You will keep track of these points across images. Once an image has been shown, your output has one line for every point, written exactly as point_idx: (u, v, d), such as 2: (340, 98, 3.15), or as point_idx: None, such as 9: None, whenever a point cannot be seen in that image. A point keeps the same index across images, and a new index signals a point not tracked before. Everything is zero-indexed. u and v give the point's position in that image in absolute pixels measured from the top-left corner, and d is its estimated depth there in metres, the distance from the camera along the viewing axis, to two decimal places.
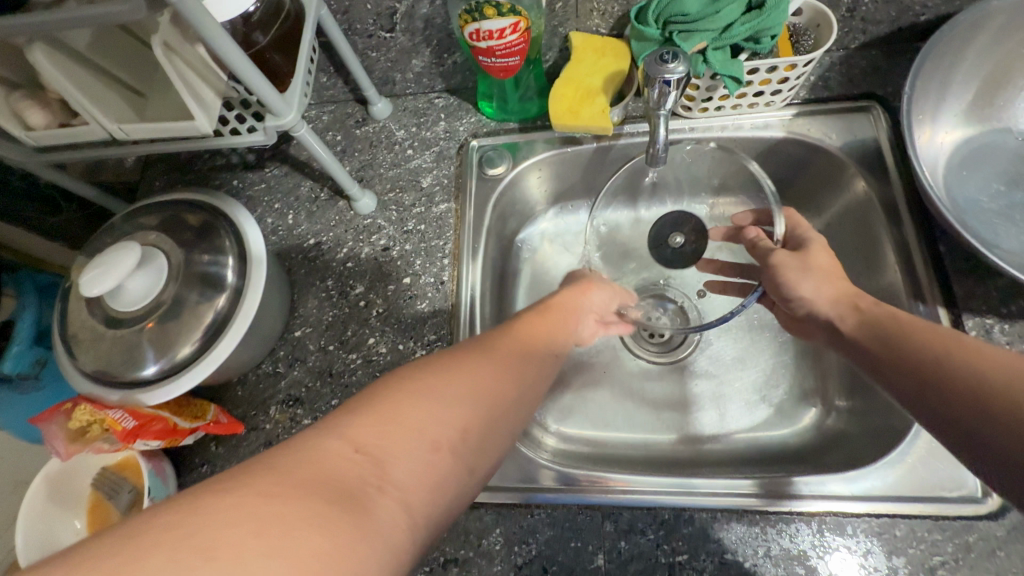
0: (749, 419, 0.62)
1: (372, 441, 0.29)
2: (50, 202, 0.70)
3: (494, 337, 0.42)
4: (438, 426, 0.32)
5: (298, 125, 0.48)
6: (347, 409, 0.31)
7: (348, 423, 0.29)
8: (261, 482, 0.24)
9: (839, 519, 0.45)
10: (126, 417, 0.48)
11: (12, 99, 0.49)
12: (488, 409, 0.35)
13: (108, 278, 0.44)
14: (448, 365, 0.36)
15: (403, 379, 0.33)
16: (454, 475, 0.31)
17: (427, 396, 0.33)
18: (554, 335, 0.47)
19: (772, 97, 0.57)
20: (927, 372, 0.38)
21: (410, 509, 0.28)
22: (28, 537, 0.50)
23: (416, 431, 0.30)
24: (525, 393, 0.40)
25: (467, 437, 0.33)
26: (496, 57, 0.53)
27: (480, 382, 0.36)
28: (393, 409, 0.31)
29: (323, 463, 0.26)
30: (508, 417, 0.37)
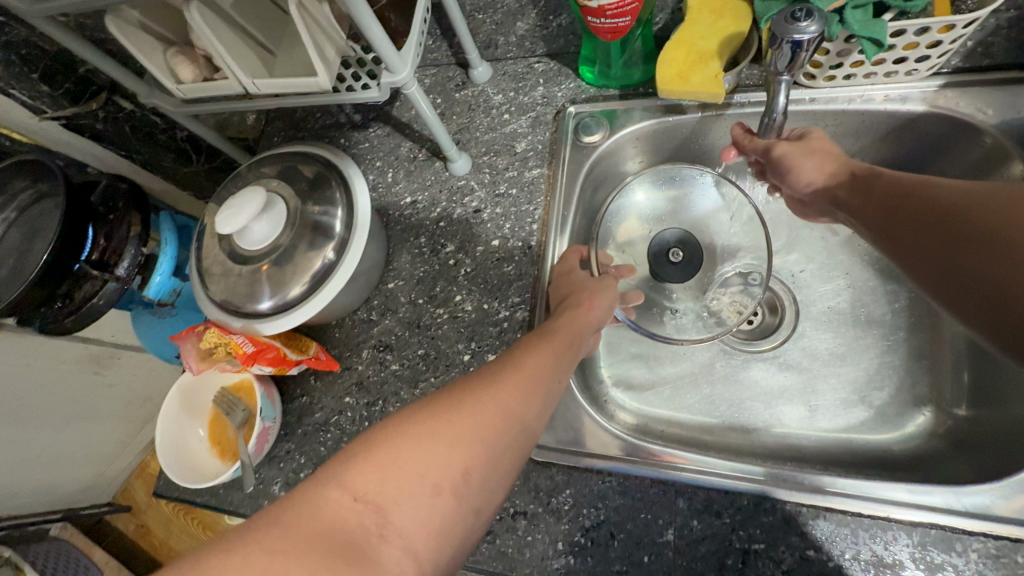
0: (844, 419, 0.58)
1: (372, 490, 0.32)
2: (184, 153, 0.77)
3: (498, 366, 0.43)
4: (436, 469, 0.34)
5: (410, 83, 0.50)
6: (350, 457, 0.34)
7: (350, 475, 0.33)
8: (260, 540, 0.29)
9: (946, 534, 0.41)
10: (246, 343, 0.54)
11: (167, 54, 0.55)
12: (489, 447, 0.37)
13: (240, 218, 0.50)
14: (448, 406, 0.37)
15: (405, 424, 0.36)
16: (456, 517, 0.34)
17: (423, 440, 0.35)
18: (565, 359, 0.46)
19: (917, 64, 0.51)
20: (984, 214, 0.38)
21: (413, 553, 0.31)
22: (165, 438, 0.58)
23: (415, 478, 0.33)
24: (532, 426, 0.40)
25: (466, 477, 0.35)
26: (606, 17, 0.52)
27: (480, 420, 0.37)
28: (392, 457, 0.34)
29: (324, 518, 0.30)
30: (511, 452, 0.38)
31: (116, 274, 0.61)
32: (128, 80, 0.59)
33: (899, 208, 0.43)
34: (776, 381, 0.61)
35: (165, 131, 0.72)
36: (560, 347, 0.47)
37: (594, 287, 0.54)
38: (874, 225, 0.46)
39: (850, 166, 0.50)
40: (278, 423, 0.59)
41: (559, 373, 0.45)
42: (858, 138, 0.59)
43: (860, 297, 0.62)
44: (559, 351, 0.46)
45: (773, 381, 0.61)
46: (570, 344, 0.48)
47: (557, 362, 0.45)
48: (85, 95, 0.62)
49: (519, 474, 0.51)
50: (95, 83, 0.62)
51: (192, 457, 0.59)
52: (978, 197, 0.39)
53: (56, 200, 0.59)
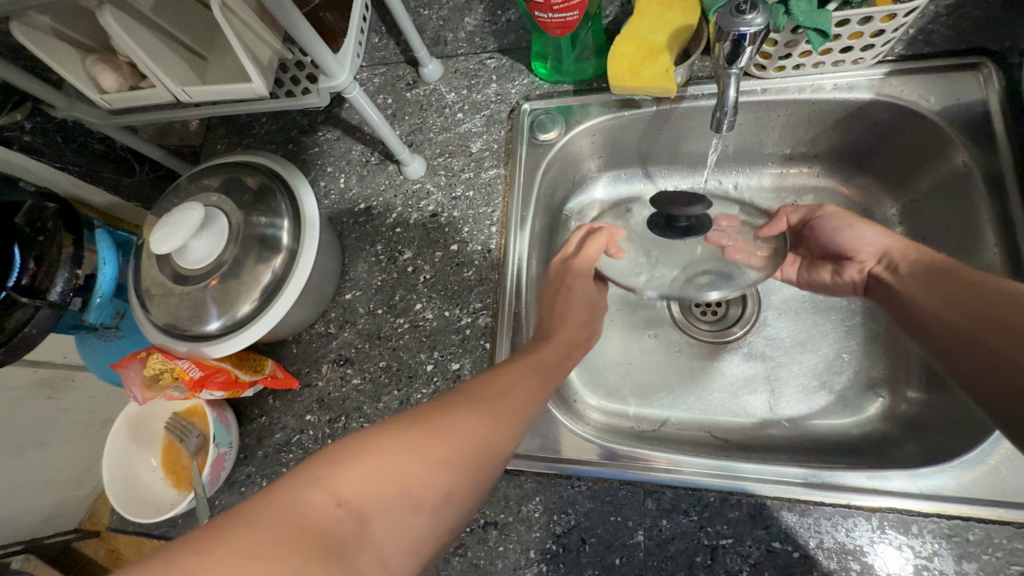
0: (806, 405, 0.59)
1: (356, 497, 0.31)
2: (125, 163, 0.72)
3: (483, 382, 0.43)
4: (422, 483, 0.33)
5: (351, 86, 0.47)
6: (335, 460, 0.32)
7: (335, 477, 0.31)
8: (234, 538, 0.26)
9: (903, 517, 0.42)
10: (193, 367, 0.51)
11: (87, 62, 0.51)
12: (471, 466, 0.36)
13: (176, 236, 0.47)
14: (437, 421, 0.37)
15: (391, 433, 0.35)
16: (429, 535, 0.33)
17: (412, 450, 0.34)
18: (547, 382, 0.47)
19: (862, 53, 0.51)
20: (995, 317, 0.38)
21: (387, 569, 0.29)
22: (111, 474, 0.55)
23: (400, 489, 0.32)
24: (511, 446, 0.40)
25: (448, 497, 0.34)
26: (553, 12, 0.50)
27: (466, 438, 0.37)
28: (380, 464, 0.33)
29: (307, 518, 0.28)
30: (489, 474, 0.38)
31: (48, 299, 0.57)
32: (45, 91, 0.54)
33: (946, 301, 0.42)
34: (741, 371, 0.62)
35: (100, 140, 0.68)
36: (546, 367, 0.48)
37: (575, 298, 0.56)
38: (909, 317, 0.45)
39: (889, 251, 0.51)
40: (236, 447, 0.56)
41: (542, 394, 0.45)
42: (810, 127, 0.60)
43: None
44: (543, 374, 0.47)
45: (738, 372, 0.62)
46: (556, 368, 0.49)
47: (542, 385, 0.46)
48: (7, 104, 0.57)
49: (488, 484, 0.50)
50: (17, 91, 0.57)
51: (144, 489, 0.56)
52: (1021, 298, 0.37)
53: None
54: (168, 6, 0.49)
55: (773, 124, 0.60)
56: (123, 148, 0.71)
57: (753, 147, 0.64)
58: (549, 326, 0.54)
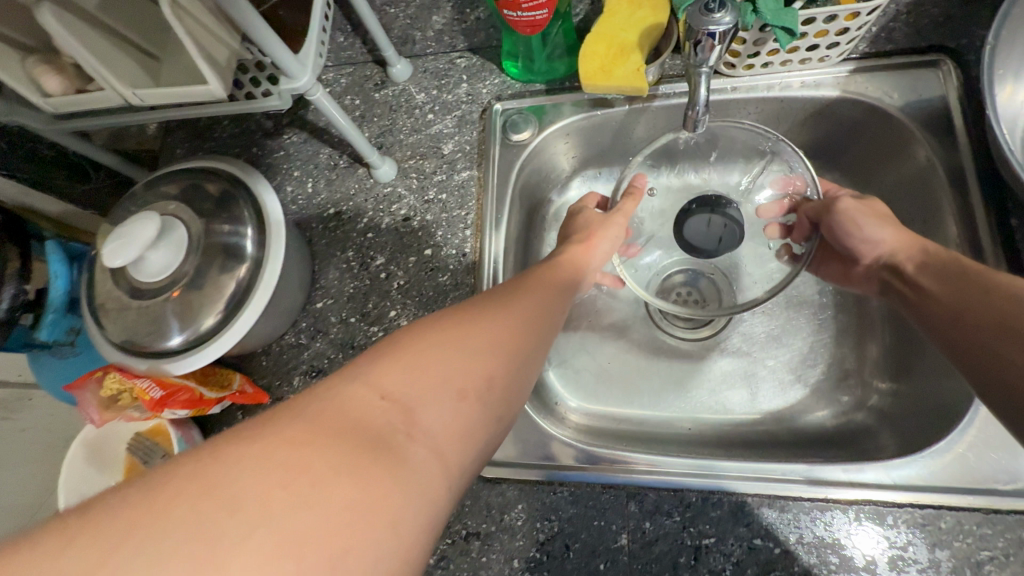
0: (782, 399, 0.60)
1: (395, 389, 0.29)
2: (77, 169, 0.69)
3: (508, 288, 0.41)
4: (462, 374, 0.32)
5: (314, 88, 0.45)
6: (369, 361, 0.31)
7: (372, 375, 0.30)
8: (277, 434, 0.24)
9: (878, 508, 0.43)
10: (153, 387, 0.49)
11: (26, 64, 0.48)
12: (509, 356, 0.35)
13: (131, 248, 0.44)
14: (470, 318, 0.35)
15: (422, 332, 0.33)
16: (480, 423, 0.31)
17: (446, 346, 0.32)
18: (569, 290, 0.45)
19: (828, 51, 0.52)
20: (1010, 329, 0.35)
21: (439, 456, 0.28)
22: (71, 501, 0.53)
23: (439, 379, 0.30)
24: (545, 342, 0.39)
25: (490, 385, 0.32)
26: (522, 10, 0.49)
27: (498, 331, 0.35)
28: (415, 360, 0.31)
29: (346, 414, 0.27)
30: (529, 366, 0.36)
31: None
32: None
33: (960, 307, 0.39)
34: (718, 367, 0.62)
35: (51, 146, 0.64)
36: (566, 276, 0.46)
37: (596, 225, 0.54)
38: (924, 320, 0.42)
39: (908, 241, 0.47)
40: None
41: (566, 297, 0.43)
42: (779, 124, 0.60)
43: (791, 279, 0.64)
44: (564, 280, 0.45)
45: (716, 368, 0.62)
46: (574, 276, 0.47)
47: (564, 289, 0.44)
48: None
49: (469, 493, 0.49)
50: None
51: None
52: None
53: None
54: (114, 3, 0.46)
55: (743, 122, 0.60)
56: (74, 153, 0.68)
57: None
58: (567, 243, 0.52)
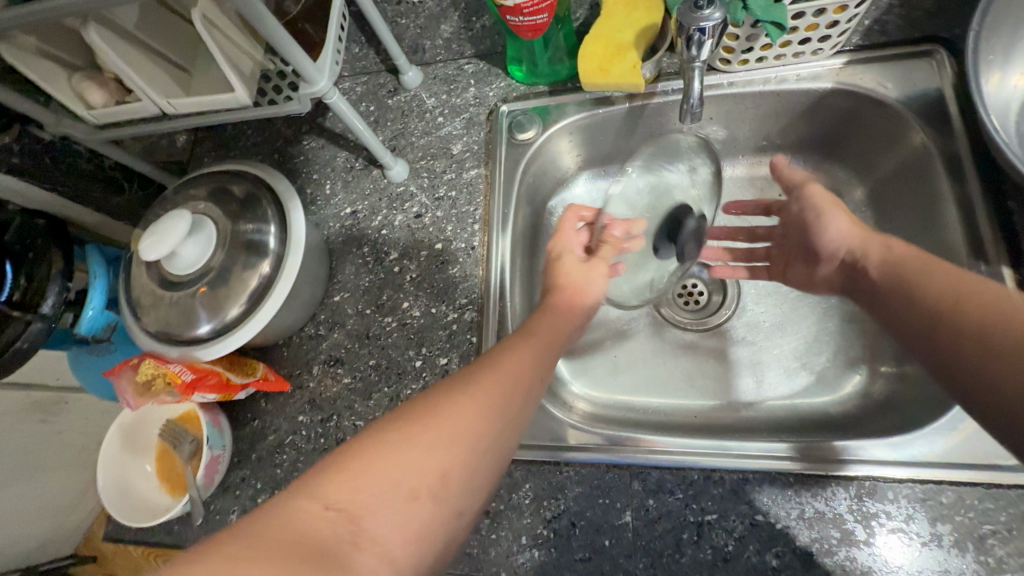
0: (787, 386, 0.60)
1: (345, 499, 0.32)
2: (114, 183, 0.76)
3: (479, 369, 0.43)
4: (417, 474, 0.34)
5: (331, 92, 0.49)
6: (326, 469, 0.34)
7: (324, 483, 0.33)
8: (227, 548, 0.28)
9: (879, 485, 0.44)
10: (184, 370, 0.52)
11: (73, 79, 0.53)
12: (467, 450, 0.37)
13: (164, 244, 0.48)
14: (430, 411, 0.38)
15: (377, 434, 0.36)
16: (434, 520, 0.34)
17: (400, 447, 0.35)
18: (548, 351, 0.47)
19: (820, 44, 0.53)
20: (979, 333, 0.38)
21: (388, 561, 0.31)
22: (106, 479, 0.56)
23: (392, 486, 0.33)
24: (516, 424, 0.41)
25: (444, 481, 0.35)
26: (524, 16, 0.52)
27: (458, 422, 0.37)
28: (365, 462, 0.34)
29: (299, 527, 0.30)
30: (493, 456, 0.38)
31: (40, 312, 0.58)
32: (35, 110, 0.56)
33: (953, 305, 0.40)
34: (723, 356, 0.64)
35: (89, 160, 0.71)
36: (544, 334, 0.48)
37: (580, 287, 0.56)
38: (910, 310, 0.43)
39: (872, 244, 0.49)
40: (229, 451, 0.57)
41: (544, 369, 0.45)
42: (778, 118, 0.62)
43: None
44: (541, 351, 0.46)
45: (721, 356, 0.64)
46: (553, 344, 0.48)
47: (539, 357, 0.45)
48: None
49: None
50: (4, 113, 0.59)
51: (139, 495, 0.56)
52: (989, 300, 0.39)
53: None
54: (151, 22, 0.51)
55: (742, 117, 0.62)
56: (112, 167, 0.74)
57: (725, 139, 0.66)
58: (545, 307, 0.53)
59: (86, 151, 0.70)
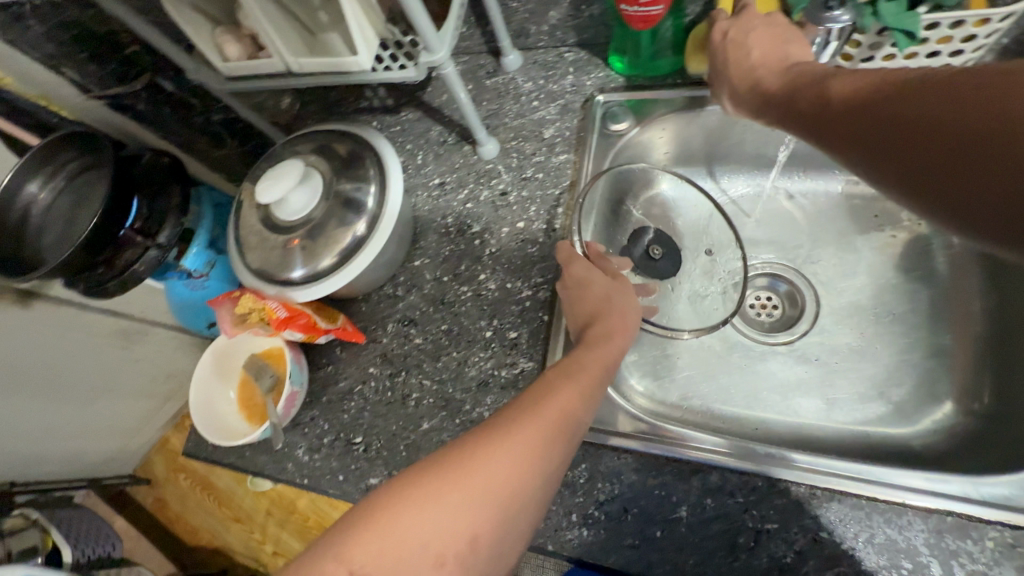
0: (861, 413, 0.58)
1: (372, 563, 0.33)
2: (217, 138, 0.82)
3: (515, 415, 0.41)
4: (445, 538, 0.34)
5: (447, 63, 0.51)
6: (353, 526, 0.34)
7: (352, 546, 0.33)
8: None
9: (962, 522, 0.41)
10: (280, 308, 0.56)
11: (215, 32, 0.58)
12: (495, 511, 0.36)
13: (277, 188, 0.53)
14: (459, 468, 0.37)
15: (405, 491, 0.36)
16: None
17: (428, 509, 0.35)
18: (591, 396, 0.44)
19: (950, 59, 0.51)
20: (943, 86, 0.36)
21: None
22: (196, 399, 0.61)
23: (419, 550, 0.34)
24: (547, 476, 0.39)
25: (472, 547, 0.35)
26: (639, 6, 0.53)
27: (489, 483, 0.36)
28: (393, 525, 0.34)
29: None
30: (522, 515, 0.38)
31: (156, 242, 0.65)
32: (178, 57, 0.61)
33: (869, 106, 0.39)
34: (793, 373, 0.62)
35: (199, 116, 0.78)
36: (587, 375, 0.45)
37: (622, 305, 0.51)
38: (836, 107, 0.42)
39: (790, 69, 0.48)
40: (305, 389, 0.61)
41: (582, 417, 0.43)
42: None
43: (881, 293, 0.62)
44: (582, 394, 0.44)
45: (791, 373, 0.62)
46: (596, 384, 0.45)
47: (578, 408, 0.43)
48: (130, 76, 0.68)
49: None
50: (139, 66, 0.68)
51: (221, 418, 0.62)
52: (905, 81, 0.38)
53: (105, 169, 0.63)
54: None
55: None
56: (218, 125, 0.80)
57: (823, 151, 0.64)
58: (584, 337, 0.50)
59: (199, 109, 0.77)
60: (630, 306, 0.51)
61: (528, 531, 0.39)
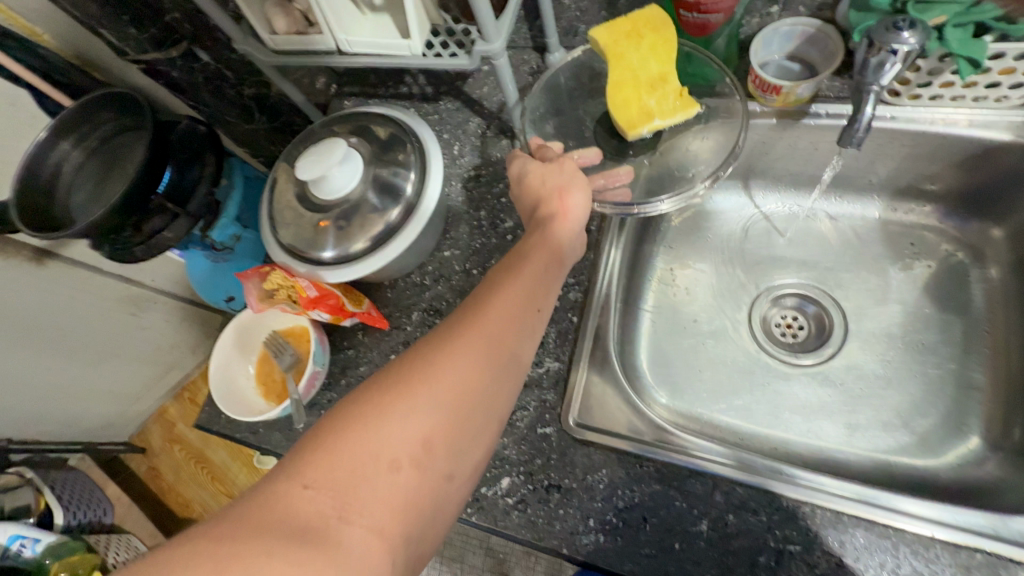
0: (884, 441, 0.57)
1: (327, 476, 0.32)
2: (248, 111, 0.82)
3: (458, 319, 0.40)
4: (401, 442, 0.34)
5: (501, 54, 0.51)
6: (299, 452, 0.33)
7: (305, 463, 0.32)
8: (212, 532, 0.29)
9: (991, 560, 0.41)
10: (310, 287, 0.56)
11: (267, 5, 0.57)
12: (447, 408, 0.36)
13: (319, 165, 0.52)
14: (406, 373, 0.36)
15: (354, 405, 0.35)
16: (424, 484, 0.34)
17: (378, 415, 0.34)
18: (535, 288, 0.44)
19: (1009, 92, 0.50)
20: None
21: (377, 530, 0.32)
22: (215, 370, 0.61)
23: (373, 455, 0.33)
24: (499, 367, 0.39)
25: (429, 447, 0.35)
26: (698, 11, 0.53)
27: (438, 382, 0.36)
28: (345, 436, 0.33)
29: (278, 514, 0.30)
30: (476, 411, 0.37)
31: (188, 211, 0.65)
32: (227, 26, 0.61)
33: None
34: (817, 396, 0.61)
35: (233, 86, 0.77)
36: (532, 271, 0.45)
37: (563, 186, 0.49)
38: None
39: None
40: (325, 370, 0.61)
41: (530, 311, 0.42)
42: (933, 162, 0.59)
43: (913, 322, 0.62)
44: (523, 287, 0.43)
45: (814, 397, 0.61)
46: (538, 277, 0.45)
47: (523, 302, 0.42)
48: (167, 42, 0.68)
49: (558, 448, 0.52)
50: (179, 32, 0.68)
51: (238, 392, 0.61)
52: None
53: (143, 133, 0.63)
54: None
55: (892, 155, 0.60)
56: (250, 98, 0.80)
57: (865, 174, 0.63)
58: (531, 235, 0.49)
59: (234, 78, 0.77)
60: (573, 184, 0.49)
61: (490, 429, 0.39)
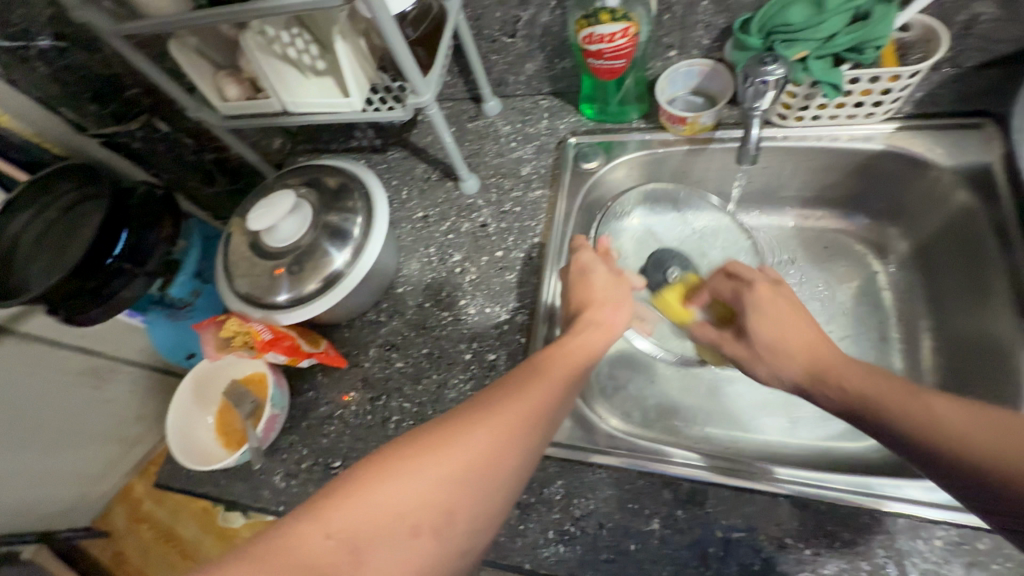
0: (823, 430, 0.61)
1: (349, 527, 0.32)
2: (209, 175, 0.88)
3: (499, 393, 0.41)
4: (421, 510, 0.34)
5: (432, 104, 0.56)
6: (328, 494, 0.34)
7: (329, 509, 0.33)
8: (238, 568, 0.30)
9: (914, 523, 0.44)
10: (265, 330, 0.58)
11: (217, 75, 0.63)
12: (473, 484, 0.36)
13: (271, 216, 0.56)
14: (441, 441, 0.37)
15: (387, 464, 0.36)
16: (436, 555, 0.34)
17: (407, 477, 0.35)
18: (572, 386, 0.43)
19: (874, 108, 0.58)
20: None
21: None
22: (174, 425, 0.61)
23: (396, 518, 0.33)
24: (527, 452, 0.39)
25: (448, 520, 0.35)
26: (604, 59, 0.59)
27: (467, 455, 0.37)
28: (368, 489, 0.34)
29: (296, 554, 0.31)
30: (496, 491, 0.38)
31: (145, 269, 0.67)
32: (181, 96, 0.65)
33: None
34: (759, 395, 0.65)
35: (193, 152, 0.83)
36: (576, 359, 0.45)
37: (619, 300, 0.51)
38: None
39: None
40: (285, 413, 0.62)
41: (567, 402, 0.43)
42: (828, 173, 0.66)
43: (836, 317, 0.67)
44: (568, 376, 0.43)
45: (757, 395, 0.65)
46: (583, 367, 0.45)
47: (565, 391, 0.42)
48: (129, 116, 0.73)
49: None
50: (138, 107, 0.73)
51: (199, 444, 0.61)
52: None
53: (100, 200, 0.66)
54: None
55: (793, 170, 0.67)
56: (211, 163, 0.86)
57: (774, 188, 0.70)
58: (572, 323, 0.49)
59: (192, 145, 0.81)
60: (627, 302, 0.51)
61: (507, 508, 0.39)
